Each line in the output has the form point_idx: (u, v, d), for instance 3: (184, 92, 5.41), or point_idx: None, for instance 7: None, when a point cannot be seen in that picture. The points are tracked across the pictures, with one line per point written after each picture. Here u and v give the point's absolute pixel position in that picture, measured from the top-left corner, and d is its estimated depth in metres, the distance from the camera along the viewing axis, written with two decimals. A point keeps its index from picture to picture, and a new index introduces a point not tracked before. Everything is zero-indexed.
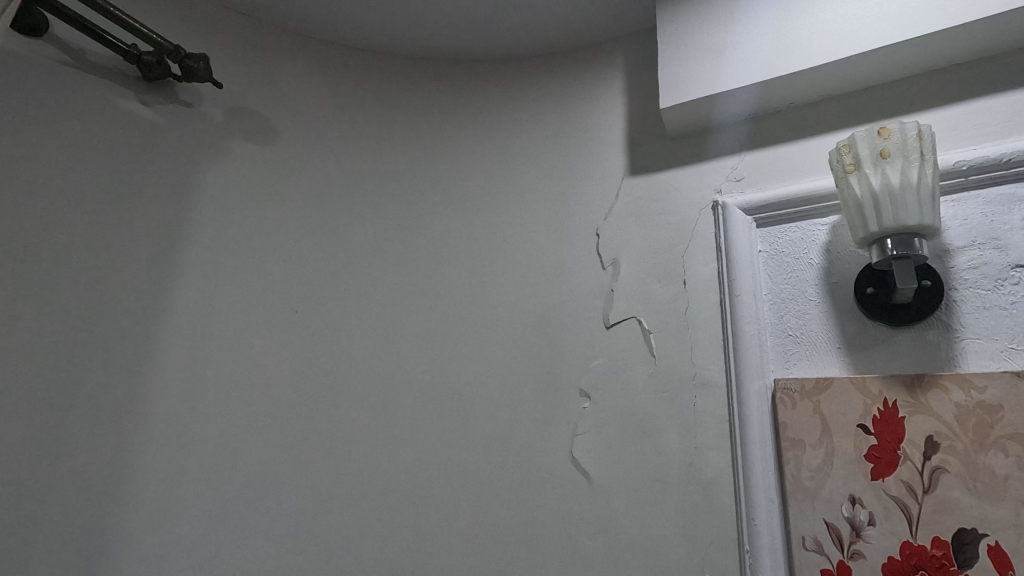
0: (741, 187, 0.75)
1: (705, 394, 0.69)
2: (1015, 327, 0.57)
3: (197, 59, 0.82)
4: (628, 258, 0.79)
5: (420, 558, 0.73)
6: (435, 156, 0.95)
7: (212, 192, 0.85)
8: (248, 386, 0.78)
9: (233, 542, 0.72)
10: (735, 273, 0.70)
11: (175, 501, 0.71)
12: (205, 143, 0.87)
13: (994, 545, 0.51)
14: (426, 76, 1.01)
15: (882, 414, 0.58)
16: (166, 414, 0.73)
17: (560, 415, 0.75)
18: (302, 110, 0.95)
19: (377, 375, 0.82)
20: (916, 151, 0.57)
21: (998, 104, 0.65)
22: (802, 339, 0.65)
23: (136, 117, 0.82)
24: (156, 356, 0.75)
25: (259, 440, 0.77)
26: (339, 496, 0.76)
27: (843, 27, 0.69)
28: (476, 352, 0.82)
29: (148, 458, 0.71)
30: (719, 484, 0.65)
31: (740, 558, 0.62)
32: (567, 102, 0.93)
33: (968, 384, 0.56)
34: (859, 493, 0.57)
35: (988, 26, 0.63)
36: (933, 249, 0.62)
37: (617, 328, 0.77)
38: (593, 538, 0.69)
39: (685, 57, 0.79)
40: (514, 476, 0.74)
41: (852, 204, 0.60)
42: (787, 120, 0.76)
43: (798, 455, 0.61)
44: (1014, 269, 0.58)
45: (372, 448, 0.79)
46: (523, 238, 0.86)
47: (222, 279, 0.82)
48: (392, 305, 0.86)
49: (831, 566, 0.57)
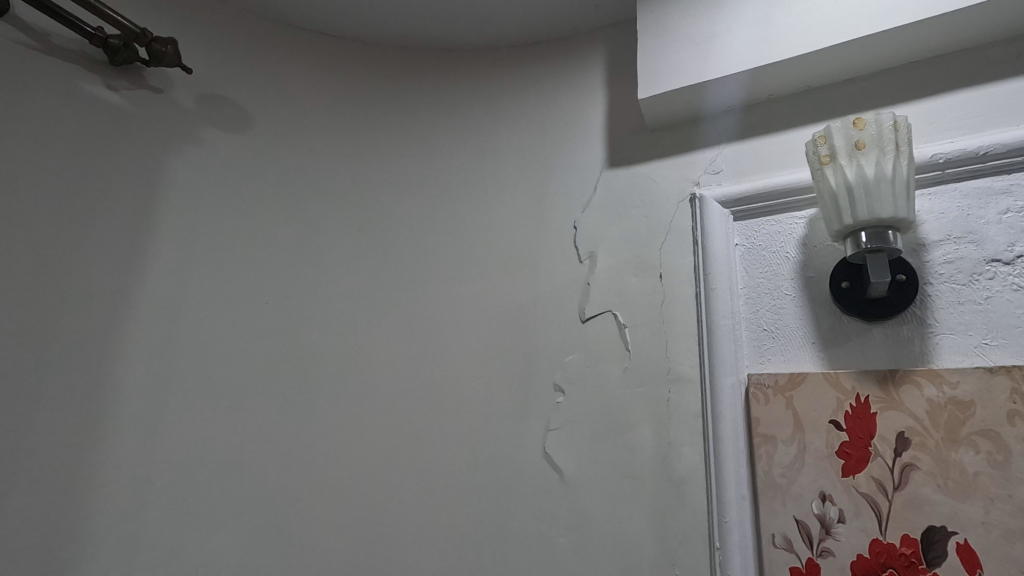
0: (719, 179, 0.74)
1: (679, 389, 0.67)
2: (988, 322, 0.56)
3: (164, 43, 0.80)
4: (605, 251, 0.78)
5: (389, 556, 0.71)
6: (413, 146, 0.93)
7: (181, 180, 0.83)
8: (216, 379, 0.77)
9: (197, 540, 0.70)
10: (711, 267, 0.69)
11: (139, 497, 0.69)
12: (175, 130, 0.85)
13: (963, 543, 0.51)
14: (404, 66, 1.00)
15: (854, 410, 0.57)
16: (130, 408, 0.71)
17: (533, 410, 0.74)
18: (277, 98, 0.93)
19: (349, 368, 0.81)
20: (892, 142, 0.56)
21: (977, 97, 0.64)
22: (777, 334, 0.64)
23: (102, 102, 0.80)
24: (121, 348, 0.73)
25: (226, 436, 0.75)
26: (307, 493, 0.74)
27: (823, 17, 0.67)
28: (449, 347, 0.80)
29: (110, 453, 0.69)
30: (691, 481, 0.64)
31: (710, 556, 0.61)
32: (546, 93, 0.91)
33: (940, 380, 0.55)
34: (829, 490, 0.56)
35: (968, 17, 0.62)
36: (909, 243, 0.61)
37: (593, 322, 0.75)
38: (565, 535, 0.68)
39: (665, 48, 0.78)
40: (486, 473, 0.73)
41: (828, 196, 0.59)
42: (766, 112, 0.75)
43: (769, 452, 0.60)
44: (989, 263, 0.57)
45: (341, 444, 0.77)
46: (500, 231, 0.84)
47: (191, 270, 0.80)
48: (365, 296, 0.84)
49: (800, 564, 0.56)
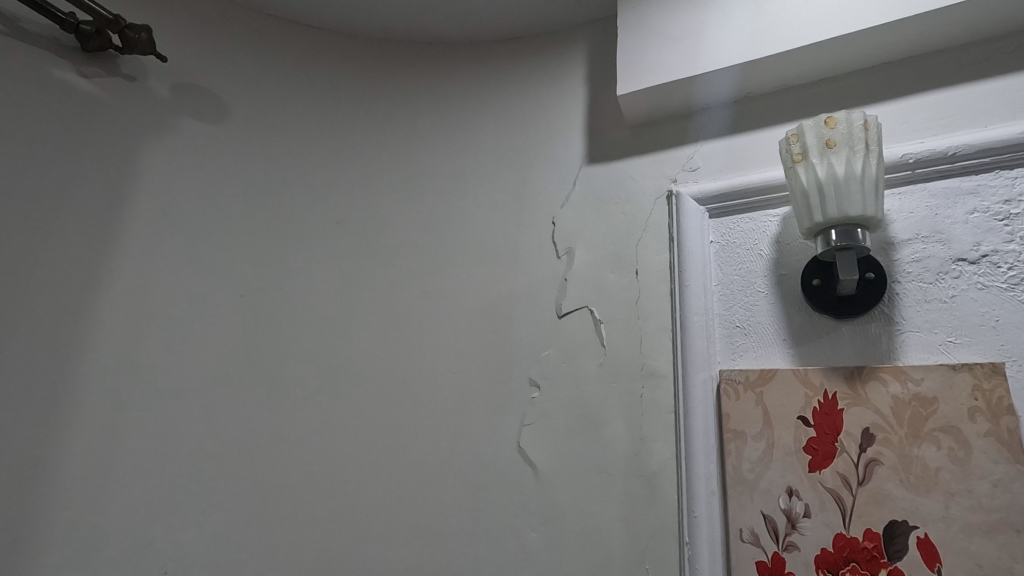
0: (695, 177, 0.75)
1: (653, 385, 0.68)
2: (954, 320, 0.56)
3: (138, 30, 0.79)
4: (583, 246, 0.78)
5: (360, 552, 0.71)
6: (392, 139, 0.93)
7: (155, 170, 0.82)
8: (187, 371, 0.76)
9: (165, 534, 0.69)
10: (686, 263, 0.69)
11: (105, 489, 0.68)
12: (149, 119, 0.84)
13: (924, 537, 0.51)
14: (386, 59, 0.99)
15: (822, 406, 0.58)
16: (97, 399, 0.70)
17: (509, 405, 0.74)
18: (254, 89, 0.92)
19: (323, 362, 0.80)
20: (862, 141, 0.57)
21: (948, 98, 0.64)
22: (749, 331, 0.65)
23: (74, 89, 0.79)
24: (89, 339, 0.72)
25: (197, 429, 0.74)
26: (279, 488, 0.74)
27: (798, 17, 0.68)
28: (426, 341, 0.80)
29: (77, 446, 0.68)
30: (663, 476, 0.64)
31: (680, 551, 0.61)
32: (527, 88, 0.91)
33: (905, 377, 0.56)
34: (796, 485, 0.57)
35: (938, 19, 0.63)
36: (878, 242, 0.62)
37: (569, 317, 0.75)
38: (537, 530, 0.68)
39: (643, 45, 0.78)
40: (460, 467, 0.73)
41: (799, 194, 0.59)
42: (744, 111, 0.75)
43: (738, 447, 0.60)
44: (955, 262, 0.58)
45: (314, 438, 0.76)
46: (479, 227, 0.84)
47: (163, 261, 0.79)
48: (341, 290, 0.84)
49: (766, 558, 0.56)
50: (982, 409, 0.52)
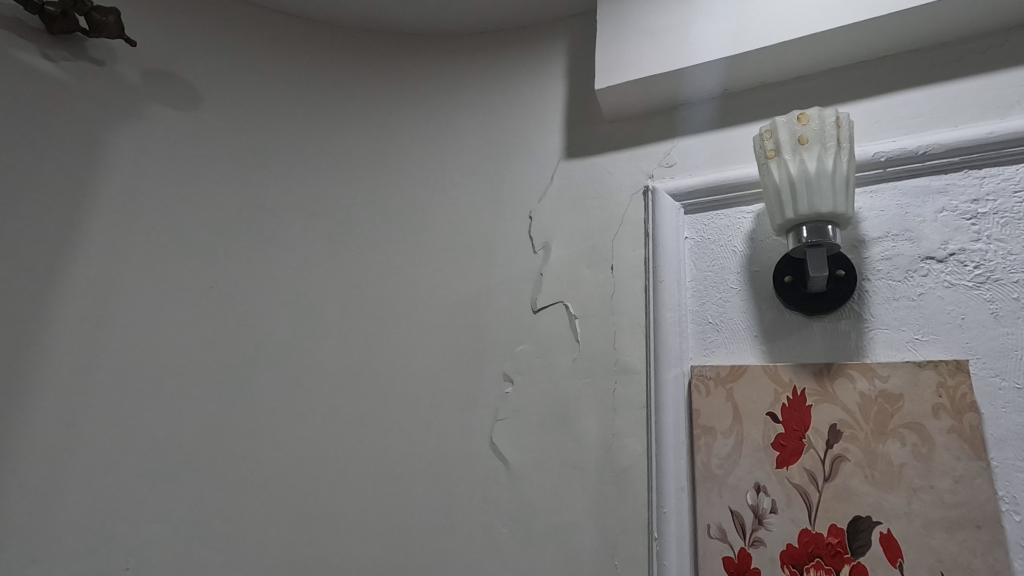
0: (672, 172, 0.74)
1: (626, 381, 0.67)
2: (921, 318, 0.57)
3: (106, 13, 0.78)
4: (559, 241, 0.77)
5: (328, 548, 0.70)
6: (369, 130, 0.91)
7: (121, 157, 0.81)
8: (153, 363, 0.74)
9: (126, 529, 0.68)
10: (661, 258, 0.69)
11: (64, 480, 0.67)
12: (117, 105, 0.83)
13: (886, 533, 0.51)
14: (363, 48, 0.98)
15: (791, 402, 0.58)
16: (58, 389, 0.69)
17: (482, 400, 0.73)
18: (228, 75, 0.91)
19: (293, 356, 0.78)
20: (833, 138, 0.57)
21: (920, 98, 0.65)
22: (721, 326, 0.65)
23: (38, 72, 0.78)
24: (49, 327, 0.71)
25: (162, 422, 0.72)
26: (246, 483, 0.72)
27: (773, 14, 0.68)
28: (399, 334, 0.79)
29: (36, 436, 0.67)
30: (633, 471, 0.64)
31: (649, 547, 0.60)
32: (506, 81, 0.90)
33: (872, 374, 0.56)
34: (764, 481, 0.57)
35: (911, 18, 0.63)
36: (849, 240, 0.62)
37: (544, 312, 0.75)
38: (507, 526, 0.67)
39: (622, 40, 0.78)
40: (432, 463, 0.72)
41: (772, 191, 0.59)
42: (722, 108, 0.75)
43: (708, 443, 0.60)
44: (923, 260, 0.58)
45: (283, 432, 0.75)
46: (457, 221, 0.83)
47: (129, 251, 0.77)
48: (314, 283, 0.82)
49: (733, 554, 0.56)
50: (946, 406, 0.53)
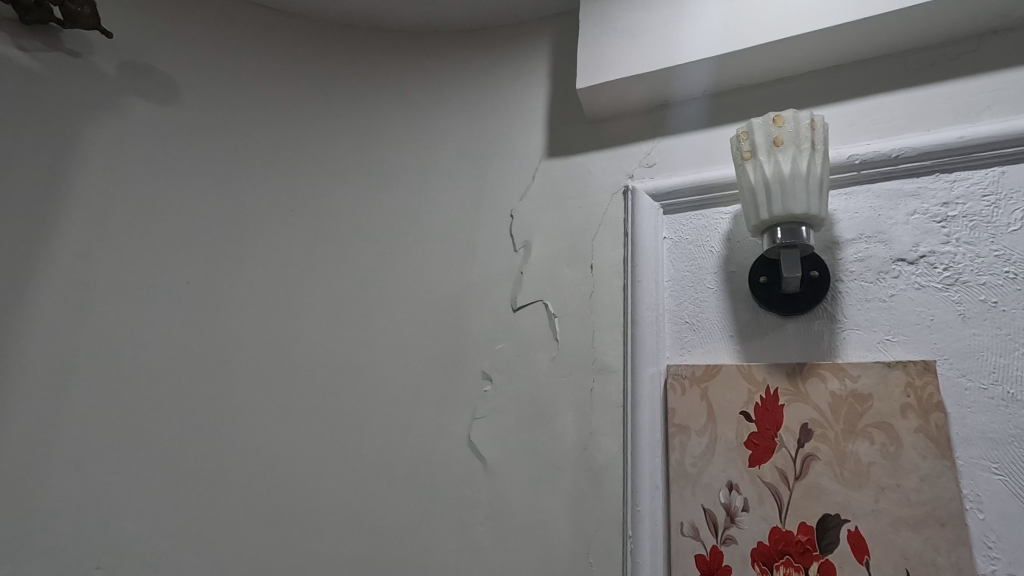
0: (652, 172, 0.75)
1: (603, 380, 0.68)
2: (892, 318, 0.57)
3: (80, 3, 0.78)
4: (540, 239, 0.78)
5: (303, 546, 0.69)
6: (351, 126, 0.91)
7: (97, 151, 0.81)
8: (127, 358, 0.74)
9: (96, 525, 0.67)
10: (639, 258, 0.69)
11: (36, 473, 0.67)
12: (93, 98, 0.82)
13: (854, 531, 0.52)
14: (346, 43, 0.97)
15: (764, 402, 0.59)
16: (32, 383, 0.70)
17: (461, 399, 0.73)
18: (207, 68, 0.90)
19: (271, 353, 0.78)
20: (807, 140, 0.57)
21: (895, 102, 0.66)
22: (698, 326, 0.65)
23: (13, 65, 0.79)
24: (23, 321, 0.72)
25: (135, 418, 0.72)
26: (221, 480, 0.71)
27: (750, 17, 0.69)
28: (378, 332, 0.78)
29: (10, 428, 0.68)
30: (610, 470, 0.64)
31: (623, 545, 0.61)
32: (488, 79, 0.90)
33: (843, 374, 0.57)
34: (736, 479, 0.57)
35: (885, 23, 0.64)
36: (824, 241, 0.63)
37: (524, 311, 0.75)
38: (483, 523, 0.67)
39: (603, 39, 0.78)
40: (409, 461, 0.72)
41: (747, 191, 0.60)
42: (702, 108, 0.76)
43: (683, 442, 0.61)
44: (895, 262, 0.59)
45: (259, 430, 0.74)
46: (437, 219, 0.83)
47: (104, 245, 0.77)
48: (293, 279, 0.82)
49: (704, 551, 0.57)
50: (914, 406, 0.53)
